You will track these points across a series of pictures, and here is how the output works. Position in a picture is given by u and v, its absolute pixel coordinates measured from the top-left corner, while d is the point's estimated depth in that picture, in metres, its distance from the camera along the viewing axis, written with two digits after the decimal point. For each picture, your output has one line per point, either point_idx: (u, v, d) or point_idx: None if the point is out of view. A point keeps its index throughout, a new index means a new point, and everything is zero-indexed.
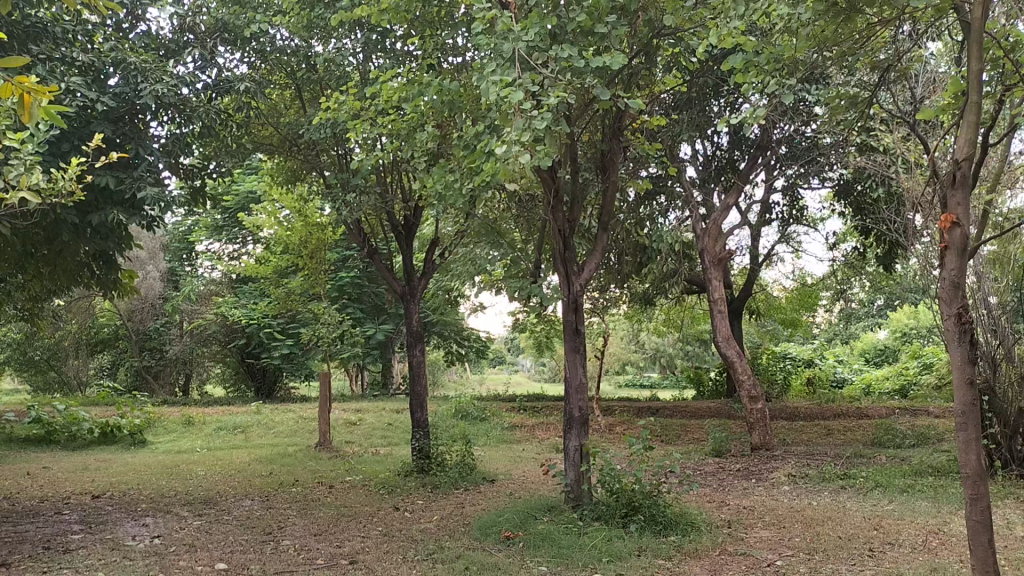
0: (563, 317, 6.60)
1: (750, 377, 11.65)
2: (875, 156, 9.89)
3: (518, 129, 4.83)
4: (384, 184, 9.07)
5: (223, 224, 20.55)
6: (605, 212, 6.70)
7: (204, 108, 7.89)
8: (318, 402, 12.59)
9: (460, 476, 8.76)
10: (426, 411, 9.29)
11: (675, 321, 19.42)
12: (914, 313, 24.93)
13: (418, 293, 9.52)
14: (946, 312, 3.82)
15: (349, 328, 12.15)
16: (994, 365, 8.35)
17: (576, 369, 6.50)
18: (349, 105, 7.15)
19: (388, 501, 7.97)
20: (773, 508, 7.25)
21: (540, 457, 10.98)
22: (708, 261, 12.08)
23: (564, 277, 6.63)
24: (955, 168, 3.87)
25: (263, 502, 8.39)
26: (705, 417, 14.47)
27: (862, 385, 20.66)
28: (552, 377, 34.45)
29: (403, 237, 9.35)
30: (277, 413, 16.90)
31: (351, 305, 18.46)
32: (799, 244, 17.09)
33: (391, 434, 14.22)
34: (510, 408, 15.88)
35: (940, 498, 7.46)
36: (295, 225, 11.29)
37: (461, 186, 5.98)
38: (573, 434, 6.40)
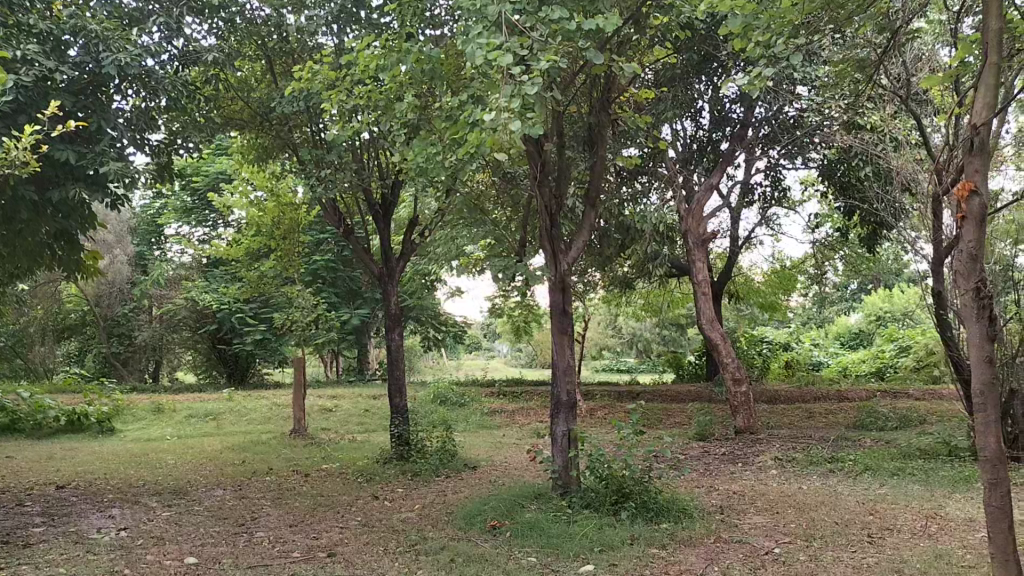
0: (550, 297, 6.33)
1: (734, 359, 11.46)
2: (861, 135, 9.73)
3: (507, 95, 4.57)
4: (360, 161, 8.73)
5: (192, 206, 20.03)
6: (593, 188, 6.43)
7: (170, 80, 7.51)
8: (293, 388, 12.27)
9: (441, 463, 8.50)
10: (405, 397, 9.00)
11: (655, 304, 19.28)
12: (889, 296, 24.97)
13: (396, 275, 9.21)
14: (963, 286, 3.60)
15: (324, 311, 11.82)
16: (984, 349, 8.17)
17: (563, 352, 6.25)
18: (325, 75, 6.83)
19: (368, 489, 7.70)
20: (763, 493, 7.06)
21: (521, 442, 10.76)
22: (692, 242, 11.92)
23: (551, 256, 6.35)
24: (971, 134, 3.62)
25: (235, 491, 8.07)
26: (686, 400, 14.32)
27: (839, 368, 20.64)
28: (528, 362, 34.28)
29: (381, 216, 9.04)
30: (250, 400, 16.54)
31: (326, 289, 18.10)
32: (779, 226, 16.95)
33: (368, 421, 13.91)
34: (489, 392, 15.64)
35: (931, 482, 7.31)
36: (268, 206, 10.93)
37: (444, 159, 5.72)
38: (561, 419, 6.16)
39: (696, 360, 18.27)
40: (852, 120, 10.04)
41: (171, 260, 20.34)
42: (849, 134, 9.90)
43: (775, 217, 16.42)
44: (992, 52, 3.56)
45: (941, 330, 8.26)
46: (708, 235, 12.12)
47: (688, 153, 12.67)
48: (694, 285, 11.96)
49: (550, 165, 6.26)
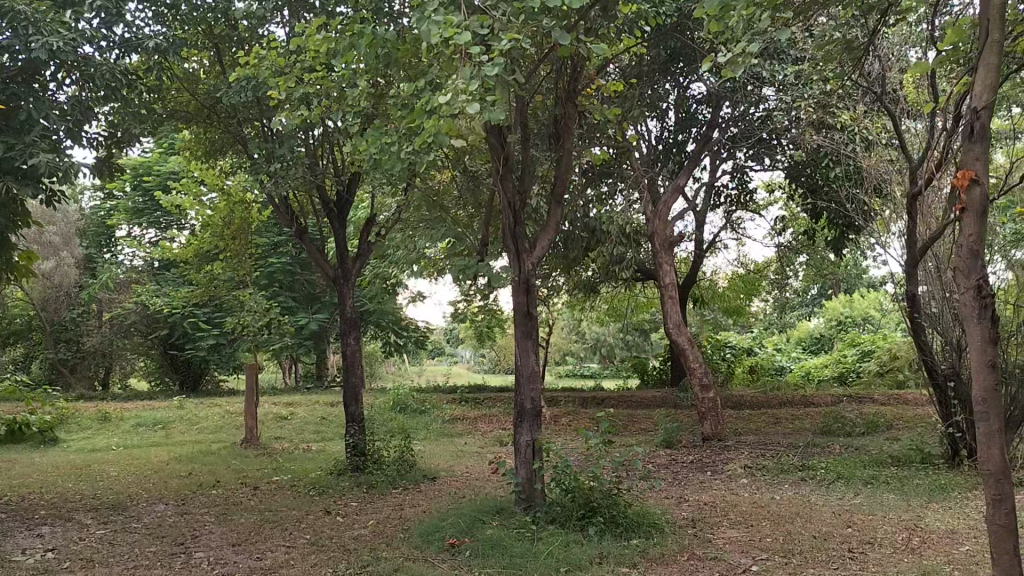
0: (513, 298, 5.95)
1: (702, 364, 11.17)
2: (831, 134, 9.53)
3: (467, 77, 4.26)
4: (314, 156, 8.29)
5: (143, 206, 19.29)
6: (558, 184, 6.08)
7: (109, 67, 7.01)
8: (245, 396, 11.73)
9: (398, 474, 8.06)
10: (360, 404, 8.56)
11: (619, 309, 19.01)
12: (849, 301, 24.97)
13: (352, 277, 8.75)
14: (965, 284, 3.30)
15: (278, 315, 11.31)
16: (958, 354, 7.87)
17: (528, 356, 5.88)
18: (273, 61, 6.41)
19: (320, 503, 7.25)
20: (735, 504, 6.74)
21: (483, 451, 10.37)
22: (659, 245, 11.67)
23: (514, 255, 5.97)
24: (972, 116, 3.33)
25: (178, 507, 7.57)
26: (652, 406, 14.03)
27: (802, 372, 20.52)
28: (492, 368, 33.85)
29: (336, 215, 8.60)
30: (202, 408, 15.93)
31: (282, 293, 17.53)
32: (744, 230, 16.79)
33: (324, 429, 13.40)
34: (450, 399, 15.21)
35: (906, 491, 7.07)
36: (218, 204, 10.42)
37: (399, 150, 5.33)
38: (525, 427, 5.79)
39: (661, 365, 18.02)
40: (820, 119, 9.87)
41: (122, 263, 19.63)
42: (818, 133, 9.72)
43: (740, 220, 16.25)
44: (993, 27, 3.29)
45: (914, 333, 8.04)
46: (675, 236, 11.87)
47: (655, 153, 12.41)
48: (661, 289, 11.68)
49: (513, 157, 5.90)
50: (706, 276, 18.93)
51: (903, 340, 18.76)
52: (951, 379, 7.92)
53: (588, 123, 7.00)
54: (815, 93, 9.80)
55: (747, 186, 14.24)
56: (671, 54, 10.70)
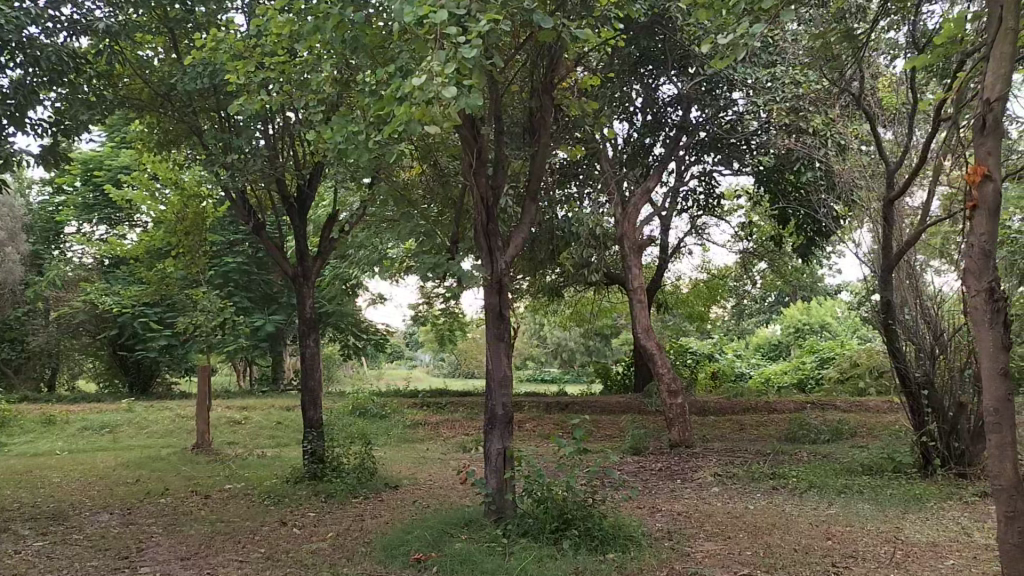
0: (486, 299, 5.67)
1: (669, 370, 10.98)
2: (803, 138, 9.41)
3: (442, 59, 3.99)
4: (274, 148, 7.92)
5: (93, 201, 18.59)
6: (534, 179, 5.81)
7: (55, 49, 6.58)
8: (197, 399, 11.27)
9: (358, 482, 7.72)
10: (319, 409, 8.19)
11: (582, 314, 18.81)
12: (807, 309, 25.07)
13: (312, 277, 8.38)
14: (976, 288, 3.12)
15: (232, 315, 10.87)
16: (931, 361, 7.77)
17: (499, 360, 5.61)
18: (231, 45, 6.05)
19: (275, 514, 6.88)
20: (710, 514, 6.53)
21: (446, 458, 10.06)
22: (627, 248, 11.48)
23: (486, 253, 5.68)
24: (981, 110, 3.15)
25: (123, 517, 7.14)
26: (616, 412, 13.84)
27: (761, 379, 20.51)
28: (451, 372, 33.48)
29: (296, 212, 8.23)
30: (152, 411, 15.36)
31: (237, 293, 17.00)
32: (709, 235, 16.70)
33: (280, 434, 12.97)
34: (411, 404, 14.86)
35: (882, 501, 6.91)
36: (171, 199, 9.97)
37: (366, 139, 5.02)
38: (496, 435, 5.52)
39: (624, 370, 17.85)
40: (792, 122, 9.77)
41: (70, 261, 18.93)
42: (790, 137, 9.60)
43: (706, 225, 16.16)
44: (1006, 15, 3.11)
45: (888, 340, 7.92)
46: (643, 240, 11.69)
47: (623, 155, 12.23)
48: (628, 293, 11.50)
49: (487, 151, 5.62)
50: (670, 281, 18.82)
51: (863, 349, 18.82)
52: (924, 387, 7.79)
53: (562, 118, 6.75)
54: (787, 96, 9.68)
55: (714, 191, 14.14)
56: (640, 55, 10.54)
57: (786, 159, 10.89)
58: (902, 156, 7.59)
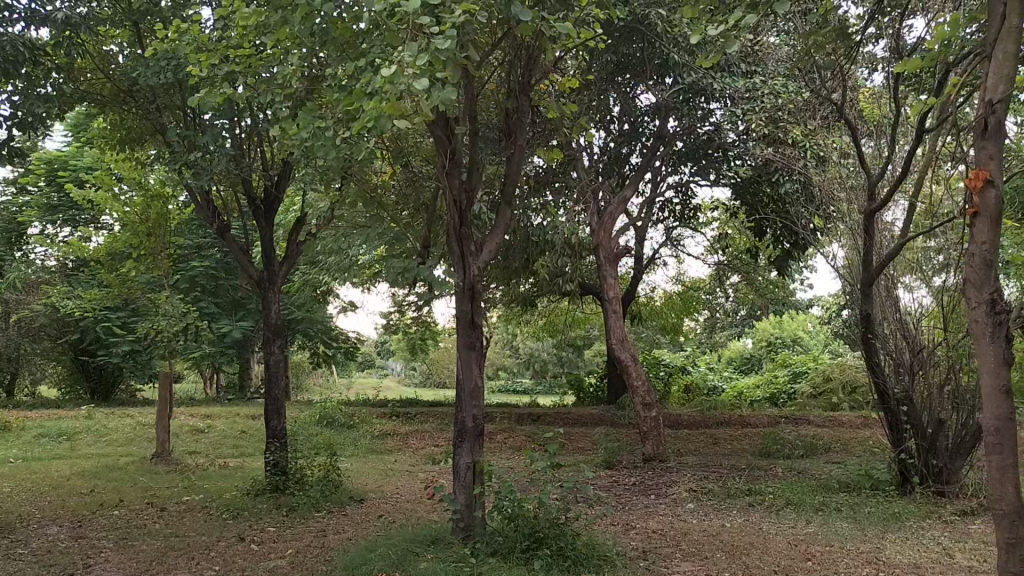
0: (457, 306, 5.43)
1: (644, 382, 10.79)
2: (782, 149, 9.31)
3: (414, 50, 3.78)
4: (241, 148, 7.65)
5: (57, 202, 18.08)
6: (508, 183, 5.59)
7: (10, 38, 6.26)
8: (158, 406, 10.89)
9: (322, 495, 7.42)
10: (283, 419, 7.90)
11: (556, 325, 18.61)
12: (779, 323, 25.08)
13: (278, 281, 8.09)
14: (979, 298, 3.06)
15: (196, 320, 10.53)
16: (910, 377, 7.64)
17: (471, 370, 5.38)
18: (196, 37, 5.79)
19: (233, 528, 6.58)
20: (686, 532, 6.33)
21: (414, 470, 9.78)
22: (603, 258, 11.32)
23: (458, 258, 5.45)
24: (982, 112, 3.06)
25: (72, 530, 6.79)
26: (589, 424, 13.63)
27: (734, 392, 20.42)
28: (423, 382, 33.14)
29: (263, 214, 7.96)
30: (112, 418, 14.91)
31: (204, 299, 16.59)
32: (684, 247, 16.60)
33: (244, 444, 12.60)
34: (380, 413, 14.54)
35: (860, 519, 6.76)
36: (134, 199, 9.63)
37: (334, 135, 4.78)
38: (465, 448, 5.28)
39: (597, 382, 17.66)
40: (771, 133, 9.68)
41: (32, 262, 18.38)
42: (770, 148, 9.49)
43: (681, 236, 16.05)
44: (1009, 14, 3.02)
45: (867, 354, 7.79)
46: (619, 250, 11.54)
47: (600, 165, 12.09)
48: (603, 304, 11.31)
49: (460, 152, 5.39)
50: (644, 293, 18.71)
51: (834, 364, 18.81)
52: (904, 403, 7.66)
53: (540, 122, 6.56)
54: (766, 106, 9.59)
55: (691, 202, 14.06)
56: (617, 64, 10.41)
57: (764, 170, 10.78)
58: (882, 168, 7.50)
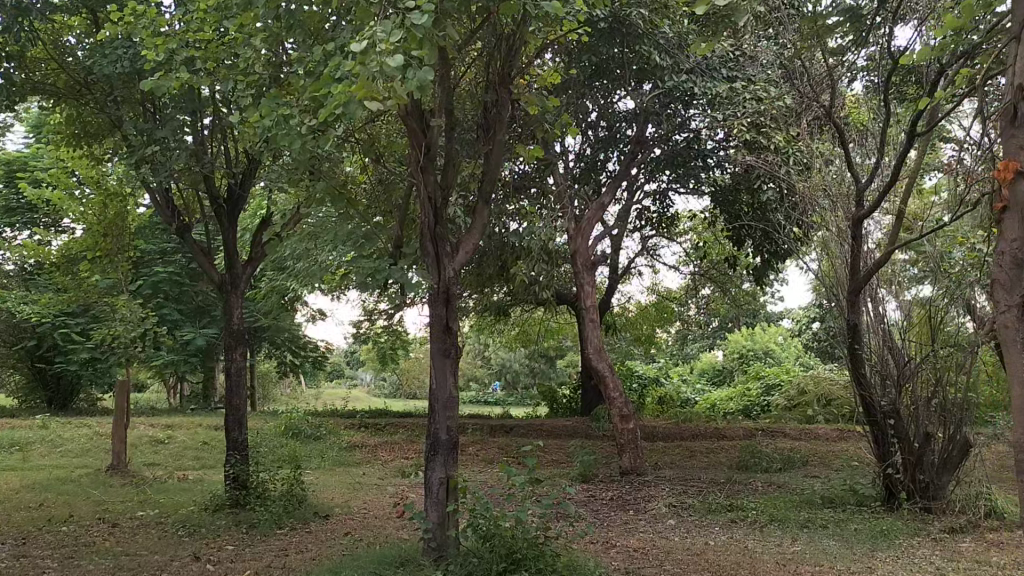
0: (431, 310, 5.10)
1: (622, 394, 10.50)
2: (764, 155, 9.12)
3: (390, 28, 3.49)
4: (202, 145, 7.28)
5: (14, 204, 17.45)
6: (486, 181, 5.28)
7: None
8: (115, 416, 10.40)
9: (284, 511, 7.03)
10: (245, 430, 7.50)
11: (529, 334, 18.30)
12: (752, 334, 24.98)
13: (241, 285, 7.70)
14: (1008, 300, 3.31)
15: (155, 327, 10.08)
16: (896, 389, 7.44)
17: (445, 380, 5.04)
18: (154, 21, 5.43)
19: (188, 547, 6.18)
20: (669, 551, 6.03)
21: (383, 484, 9.39)
22: (580, 265, 11.05)
23: (433, 260, 5.11)
24: (1009, 111, 3.34)
25: (14, 548, 6.33)
26: (563, 437, 13.32)
27: (707, 404, 20.22)
28: (392, 393, 32.65)
29: (225, 216, 7.59)
30: (69, 428, 14.31)
31: (168, 305, 16.08)
32: (659, 256, 16.39)
33: (205, 456, 12.11)
34: (348, 424, 14.12)
35: (848, 536, 6.51)
36: (91, 199, 9.19)
37: (298, 124, 4.45)
38: (438, 463, 4.95)
39: (571, 393, 17.36)
40: (753, 138, 9.51)
41: None
42: (752, 154, 9.29)
43: (657, 246, 15.85)
44: None
45: (854, 365, 7.58)
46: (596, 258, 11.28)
47: (576, 171, 11.83)
48: (580, 313, 11.02)
49: (436, 147, 5.06)
50: (619, 304, 18.48)
51: (808, 377, 18.68)
52: (890, 416, 7.45)
53: (520, 120, 6.27)
54: (749, 111, 9.42)
55: (668, 211, 13.87)
56: (596, 67, 10.19)
57: (745, 178, 10.58)
58: (871, 172, 7.34)
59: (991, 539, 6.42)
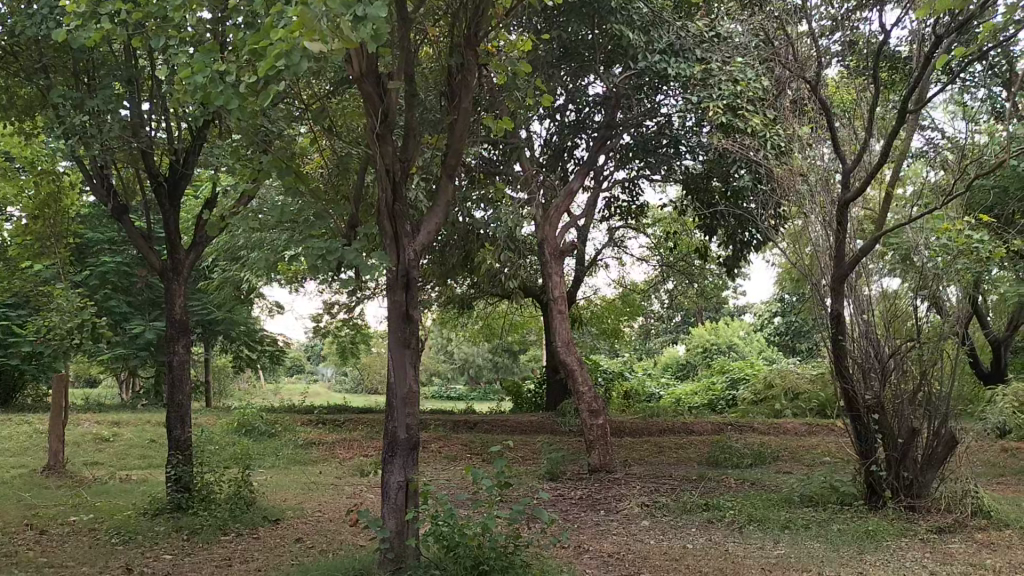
0: (390, 296, 4.60)
1: (591, 387, 10.07)
2: (739, 139, 8.71)
3: None
4: (140, 119, 6.72)
5: None
6: (451, 154, 4.80)
7: None
8: (53, 413, 9.75)
9: (230, 515, 6.50)
10: (187, 428, 6.93)
11: (492, 328, 17.85)
12: (716, 328, 24.79)
13: (183, 272, 7.11)
14: None
15: (94, 318, 9.43)
16: (880, 382, 7.15)
17: (404, 373, 4.57)
18: None
19: (122, 556, 5.63)
20: (646, 556, 5.62)
21: (340, 484, 8.88)
22: (548, 253, 10.59)
23: (392, 240, 4.61)
24: None
25: None
26: (529, 433, 12.90)
27: (672, 399, 19.94)
28: (353, 388, 32.00)
29: (165, 196, 7.02)
30: (7, 426, 13.54)
31: (115, 297, 15.34)
32: (627, 248, 16.02)
33: (153, 455, 11.47)
34: (305, 421, 13.54)
35: (831, 538, 6.17)
36: (24, 180, 8.53)
37: (238, 83, 3.98)
38: (396, 464, 4.48)
39: (536, 388, 16.94)
40: (729, 122, 8.93)
41: None
42: (726, 139, 8.90)
43: (624, 236, 15.47)
44: None
45: (835, 358, 7.25)
46: (563, 248, 10.87)
47: (543, 158, 11.40)
48: (548, 303, 10.57)
49: (395, 114, 4.57)
50: (584, 297, 18.09)
51: (775, 370, 18.42)
52: (875, 412, 7.14)
53: (488, 94, 5.81)
54: (725, 92, 8.99)
55: (636, 201, 13.51)
56: (565, 48, 9.79)
57: (719, 164, 10.22)
58: (857, 154, 7.05)
59: (980, 539, 6.12)
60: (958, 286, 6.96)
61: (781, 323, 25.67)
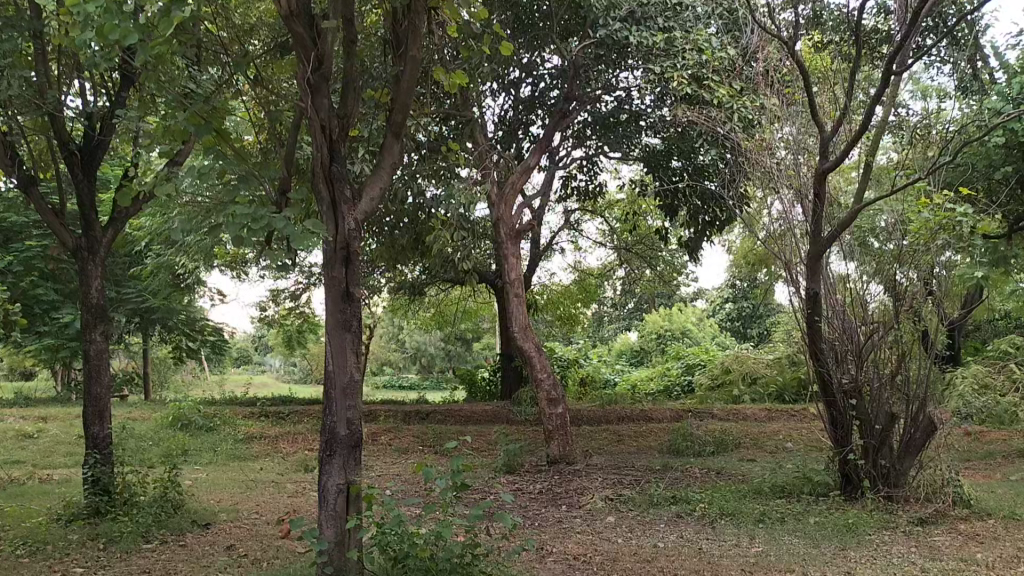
0: (328, 271, 4.02)
1: (550, 375, 9.57)
2: (705, 111, 8.20)
3: None
4: (46, 80, 5.99)
5: None
6: (396, 110, 4.23)
7: None
8: None
9: (154, 520, 5.88)
10: (107, 424, 6.24)
11: (444, 316, 17.28)
12: (670, 314, 24.55)
13: (101, 251, 6.39)
14: None
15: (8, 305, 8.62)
16: (857, 366, 6.78)
17: (344, 360, 3.98)
18: None
19: (26, 569, 4.98)
20: (615, 559, 5.11)
21: (281, 481, 8.26)
22: (504, 233, 10.02)
23: (330, 207, 4.03)
24: None
25: None
26: (483, 423, 12.40)
27: (627, 385, 19.61)
28: (302, 379, 31.14)
29: (79, 166, 6.31)
30: None
31: (42, 284, 14.40)
32: (583, 231, 15.54)
33: (81, 451, 10.70)
34: (248, 413, 12.85)
35: (810, 532, 5.77)
36: None
37: (139, 14, 3.34)
38: (335, 465, 3.92)
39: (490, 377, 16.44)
40: (694, 93, 8.43)
41: None
42: (691, 110, 8.40)
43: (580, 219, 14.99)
44: None
45: (810, 341, 6.88)
46: (520, 228, 10.33)
47: (498, 135, 10.85)
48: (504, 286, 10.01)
49: (330, 63, 3.99)
50: (538, 283, 17.59)
51: (731, 356, 18.16)
52: (853, 398, 6.78)
53: (440, 50, 5.23)
54: (689, 62, 8.52)
55: (593, 182, 13.01)
56: (520, 16, 9.24)
57: (682, 139, 9.76)
58: (836, 123, 6.69)
59: (965, 531, 5.77)
60: (913, 270, 6.60)
61: (732, 308, 25.53)
